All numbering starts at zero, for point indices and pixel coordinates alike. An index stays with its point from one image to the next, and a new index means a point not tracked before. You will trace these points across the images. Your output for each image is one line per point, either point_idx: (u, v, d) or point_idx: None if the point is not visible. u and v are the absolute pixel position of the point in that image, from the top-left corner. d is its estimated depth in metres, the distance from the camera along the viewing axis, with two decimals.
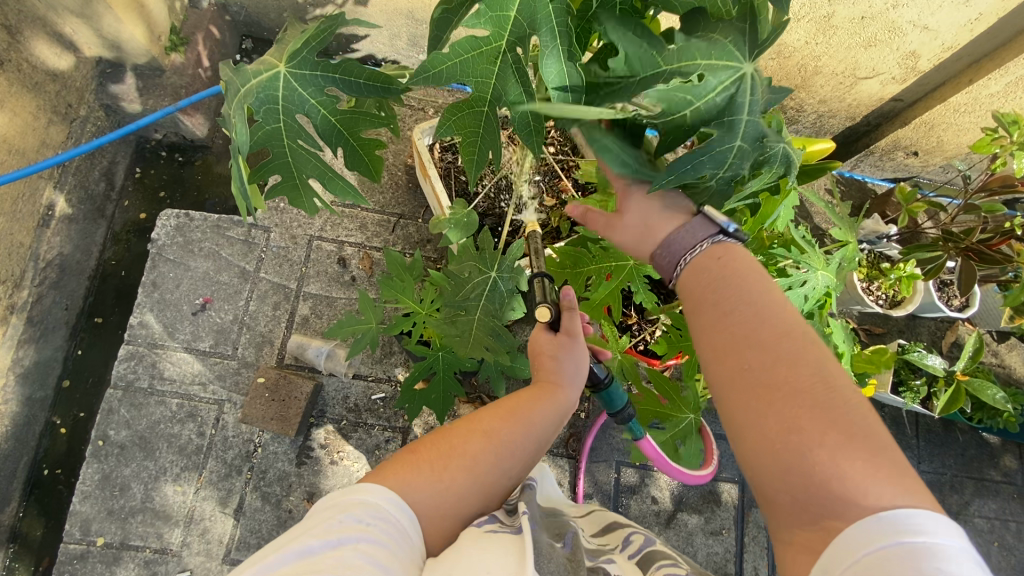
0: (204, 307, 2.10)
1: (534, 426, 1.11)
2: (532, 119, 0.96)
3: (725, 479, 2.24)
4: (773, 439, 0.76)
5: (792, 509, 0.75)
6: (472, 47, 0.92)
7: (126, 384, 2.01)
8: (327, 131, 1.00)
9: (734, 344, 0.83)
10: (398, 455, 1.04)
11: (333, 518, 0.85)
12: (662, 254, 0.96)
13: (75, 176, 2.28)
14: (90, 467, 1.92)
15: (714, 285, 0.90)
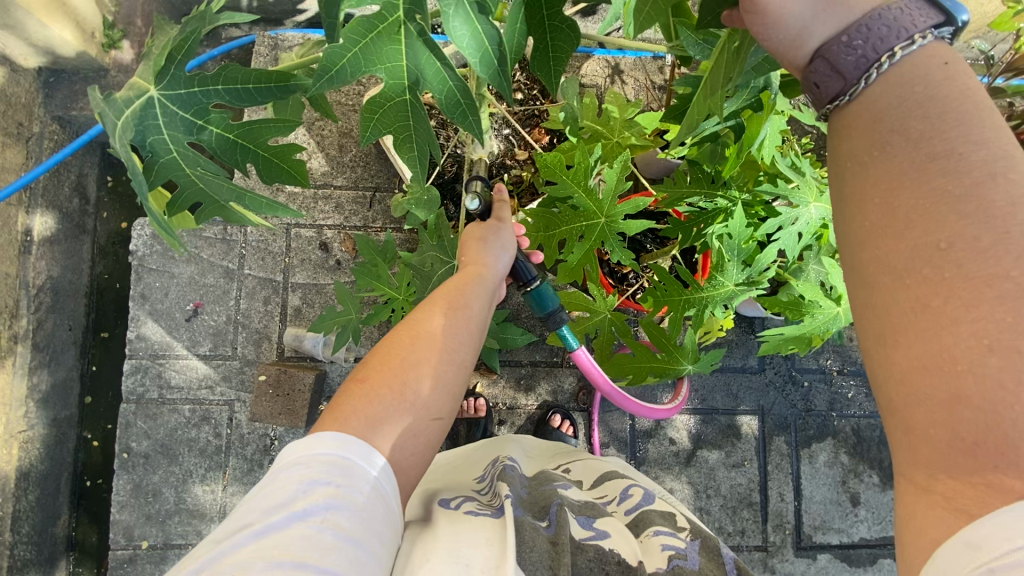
0: (196, 312, 2.09)
1: (474, 310, 1.09)
2: (459, 93, 0.79)
3: (744, 412, 2.20)
4: (947, 355, 0.54)
5: (947, 449, 0.54)
6: (369, 27, 0.75)
7: (138, 397, 2.05)
8: (227, 149, 0.92)
9: (915, 225, 0.59)
10: (343, 390, 0.94)
11: (296, 485, 0.78)
12: (844, 48, 0.66)
13: (46, 196, 2.23)
14: (121, 478, 2.01)
15: (903, 136, 0.62)
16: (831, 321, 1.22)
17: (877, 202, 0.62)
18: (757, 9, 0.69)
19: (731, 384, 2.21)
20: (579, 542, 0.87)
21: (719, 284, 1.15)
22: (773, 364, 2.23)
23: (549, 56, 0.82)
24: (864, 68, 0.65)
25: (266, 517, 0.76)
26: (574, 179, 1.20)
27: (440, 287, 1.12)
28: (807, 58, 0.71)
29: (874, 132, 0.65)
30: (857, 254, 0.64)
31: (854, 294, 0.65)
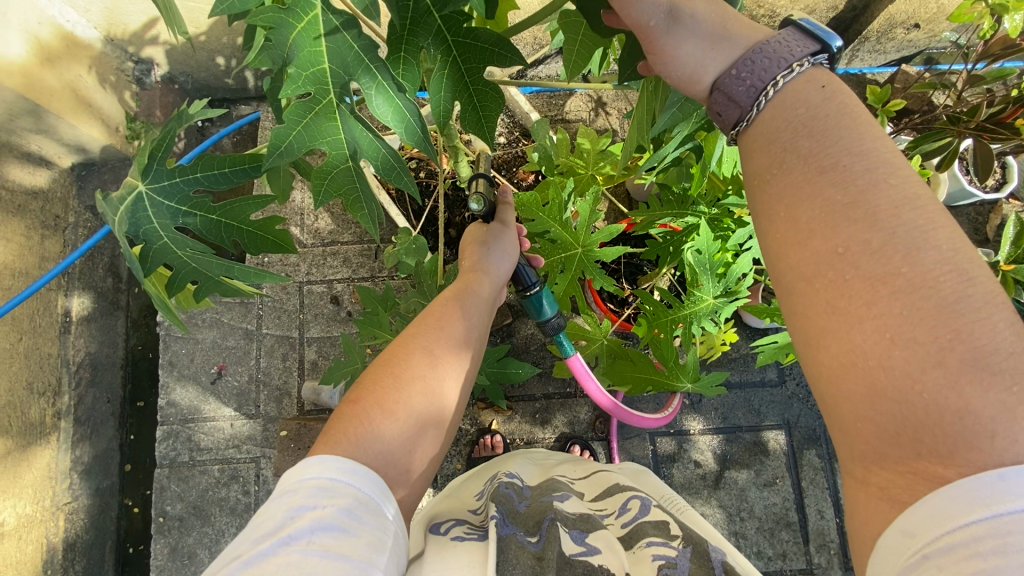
0: (220, 373, 2.19)
1: (467, 321, 1.12)
2: (393, 159, 0.94)
3: (769, 427, 2.13)
4: (858, 354, 0.64)
5: (875, 441, 0.63)
6: (307, 110, 0.87)
7: (171, 461, 2.14)
8: (213, 229, 1.01)
9: (819, 237, 0.69)
10: (340, 408, 0.93)
11: (283, 513, 0.74)
12: (736, 77, 0.80)
13: (81, 279, 2.42)
14: (158, 542, 2.08)
15: (796, 155, 0.74)
16: None
17: (786, 219, 0.73)
18: (658, 50, 0.86)
19: (751, 400, 2.15)
20: (569, 558, 0.85)
21: (699, 299, 1.16)
22: (793, 375, 2.17)
23: (477, 112, 0.87)
24: (753, 95, 0.79)
25: (253, 547, 0.71)
26: (549, 215, 1.24)
27: (432, 301, 1.14)
28: (706, 90, 0.86)
29: (773, 151, 0.77)
30: (782, 271, 0.75)
31: (785, 308, 0.75)
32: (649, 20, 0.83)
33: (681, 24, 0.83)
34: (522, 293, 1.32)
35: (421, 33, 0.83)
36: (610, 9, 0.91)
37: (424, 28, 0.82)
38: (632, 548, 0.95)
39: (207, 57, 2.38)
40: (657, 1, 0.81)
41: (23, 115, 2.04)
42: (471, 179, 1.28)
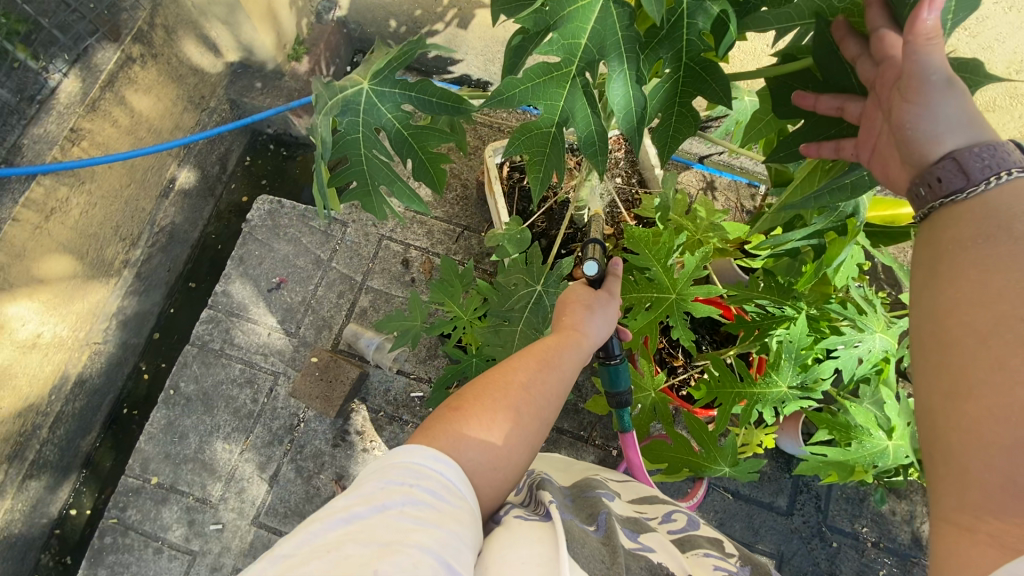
0: (278, 286, 2.28)
1: (565, 372, 1.08)
2: (597, 136, 0.99)
3: (761, 552, 2.05)
4: (1016, 409, 0.66)
5: (999, 491, 0.65)
6: (544, 73, 0.95)
7: (202, 343, 2.23)
8: (399, 142, 1.06)
9: (1007, 301, 0.72)
10: (442, 411, 0.98)
11: (375, 485, 0.79)
12: (977, 153, 0.84)
13: (197, 156, 2.60)
14: (159, 411, 2.15)
15: (1008, 235, 0.78)
16: (879, 454, 1.22)
17: (973, 280, 0.77)
18: (920, 100, 0.88)
19: (753, 518, 2.08)
20: (629, 550, 0.88)
21: (773, 383, 1.20)
22: (803, 510, 2.09)
23: (668, 134, 0.98)
24: (986, 174, 0.83)
25: (349, 508, 0.76)
26: (656, 254, 1.31)
27: (530, 346, 1.13)
28: (938, 155, 0.88)
29: (983, 225, 0.81)
30: (943, 323, 0.78)
31: (932, 356, 0.78)
32: (930, 73, 0.86)
33: (954, 91, 0.86)
34: (602, 361, 1.29)
35: (665, 46, 0.93)
36: (803, 91, 1.06)
37: (670, 42, 0.93)
38: (687, 553, 0.99)
39: (383, 17, 2.59)
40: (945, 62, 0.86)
41: (221, 4, 2.28)
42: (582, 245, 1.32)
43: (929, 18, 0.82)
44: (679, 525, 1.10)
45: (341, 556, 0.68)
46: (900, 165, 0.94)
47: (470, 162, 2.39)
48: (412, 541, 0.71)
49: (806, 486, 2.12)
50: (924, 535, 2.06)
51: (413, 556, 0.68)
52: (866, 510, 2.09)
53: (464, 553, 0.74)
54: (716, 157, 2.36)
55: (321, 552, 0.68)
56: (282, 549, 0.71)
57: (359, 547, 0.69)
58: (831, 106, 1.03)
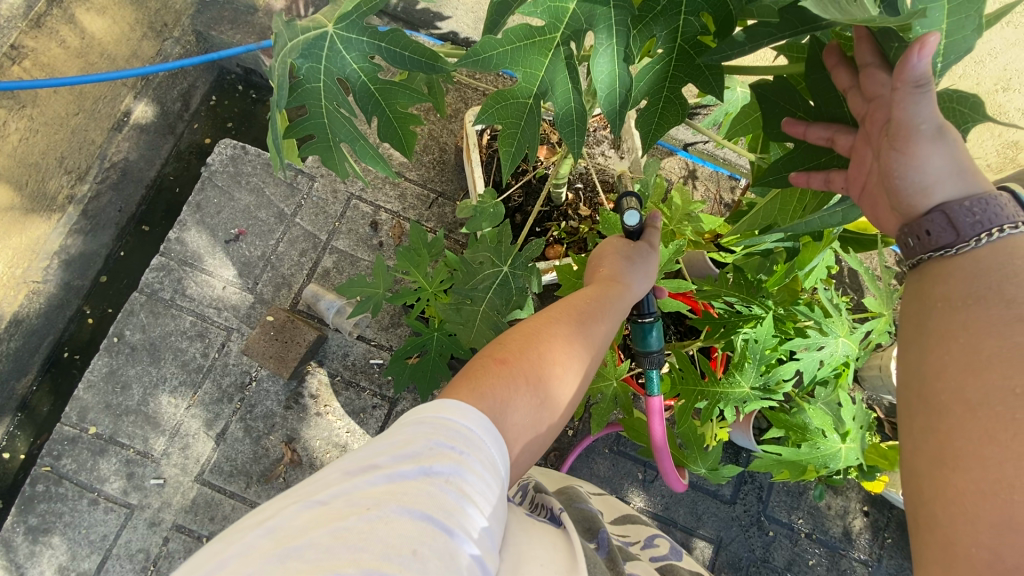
0: (236, 238, 2.17)
1: (602, 328, 1.08)
2: (576, 115, 0.93)
3: (701, 536, 2.12)
4: (1004, 486, 0.69)
5: (986, 567, 0.67)
6: (525, 36, 0.88)
7: (151, 292, 2.11)
8: (363, 97, 0.96)
9: (995, 371, 0.76)
10: (483, 363, 0.93)
11: (425, 441, 0.75)
12: (968, 209, 0.85)
13: (156, 90, 2.45)
14: (101, 359, 2.04)
15: (998, 297, 0.81)
16: (830, 456, 1.24)
17: (962, 346, 0.80)
18: (909, 151, 0.85)
19: (697, 504, 2.14)
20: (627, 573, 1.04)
21: (735, 382, 1.20)
22: (745, 500, 2.16)
23: (654, 119, 0.92)
24: (977, 230, 0.85)
25: (391, 462, 0.72)
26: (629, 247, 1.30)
27: (564, 298, 1.11)
28: (926, 208, 0.89)
29: (973, 285, 0.84)
30: (932, 387, 0.82)
31: (921, 420, 0.82)
32: (919, 122, 0.82)
33: (944, 141, 0.83)
34: (634, 317, 1.26)
35: (660, 23, 0.86)
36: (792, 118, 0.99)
37: (665, 19, 0.85)
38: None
39: None
40: (938, 111, 0.81)
41: None
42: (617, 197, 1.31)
43: (917, 64, 0.73)
44: (660, 551, 1.31)
45: (382, 518, 0.66)
46: (890, 209, 0.94)
47: (450, 125, 2.28)
48: (452, 526, 0.68)
49: (751, 477, 2.19)
50: (854, 530, 2.17)
51: (452, 544, 0.66)
52: (804, 503, 2.18)
53: (493, 543, 0.73)
54: (700, 146, 2.31)
55: (364, 509, 0.66)
56: (323, 493, 0.69)
57: (402, 513, 0.66)
58: (821, 137, 0.97)
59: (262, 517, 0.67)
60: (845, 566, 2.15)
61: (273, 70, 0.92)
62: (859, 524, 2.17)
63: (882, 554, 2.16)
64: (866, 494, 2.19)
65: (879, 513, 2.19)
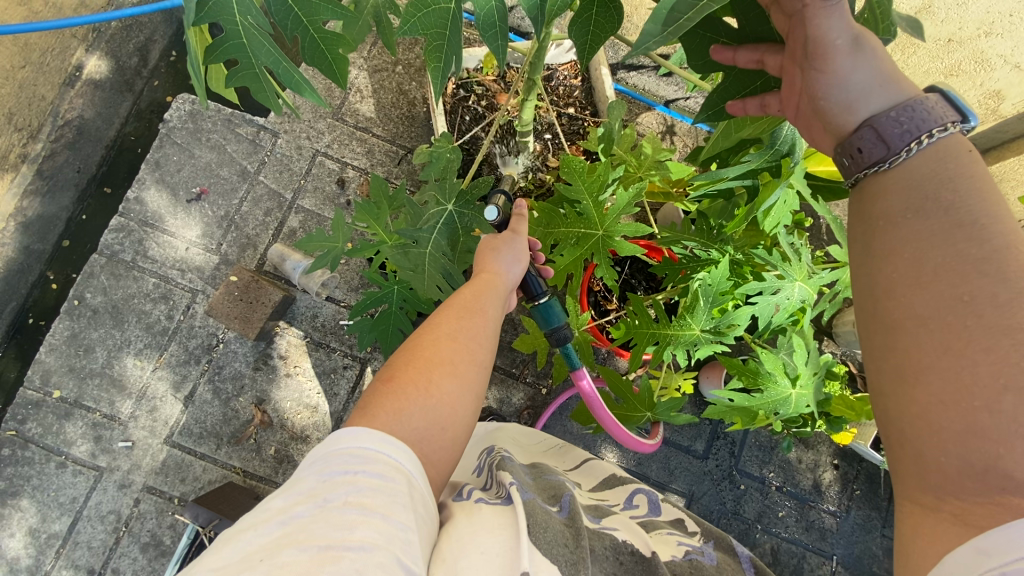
0: (198, 197, 2.10)
1: (491, 317, 1.08)
2: (498, 15, 0.80)
3: (673, 490, 2.14)
4: (966, 393, 0.67)
5: (957, 474, 0.66)
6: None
7: (111, 253, 2.04)
8: (280, 13, 0.82)
9: (941, 281, 0.73)
10: (373, 388, 0.94)
11: (315, 479, 0.77)
12: (894, 118, 0.82)
13: (109, 43, 2.36)
14: (62, 322, 1.99)
15: (936, 205, 0.78)
16: (780, 402, 1.21)
17: (908, 259, 0.77)
18: (827, 68, 0.85)
19: (669, 459, 2.16)
20: (593, 531, 1.01)
21: (686, 325, 1.16)
22: (717, 455, 2.18)
23: (586, 29, 0.85)
24: (906, 140, 0.81)
25: (285, 508, 0.74)
26: (588, 187, 1.21)
27: (450, 298, 1.09)
28: (857, 121, 0.87)
29: (912, 196, 0.80)
30: (882, 306, 0.79)
31: (877, 340, 0.79)
32: (833, 38, 0.84)
33: (862, 53, 0.84)
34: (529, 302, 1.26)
35: None
36: (720, 42, 0.93)
37: None
38: (651, 534, 1.13)
39: None
40: (846, 23, 0.83)
41: None
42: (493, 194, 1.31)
43: None
44: (640, 510, 1.28)
45: (278, 560, 0.66)
46: (823, 132, 0.92)
47: (418, 79, 2.20)
48: (354, 542, 0.69)
49: (724, 432, 2.20)
50: (824, 482, 2.20)
51: (355, 558, 0.67)
52: (775, 457, 2.20)
53: (412, 540, 0.74)
54: (682, 102, 2.23)
55: (255, 562, 0.67)
56: (212, 561, 0.69)
57: (297, 550, 0.67)
58: (751, 60, 0.94)
59: None
60: (814, 517, 2.19)
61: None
62: (829, 477, 2.21)
63: (850, 506, 2.20)
64: (836, 447, 2.22)
65: (849, 466, 2.22)
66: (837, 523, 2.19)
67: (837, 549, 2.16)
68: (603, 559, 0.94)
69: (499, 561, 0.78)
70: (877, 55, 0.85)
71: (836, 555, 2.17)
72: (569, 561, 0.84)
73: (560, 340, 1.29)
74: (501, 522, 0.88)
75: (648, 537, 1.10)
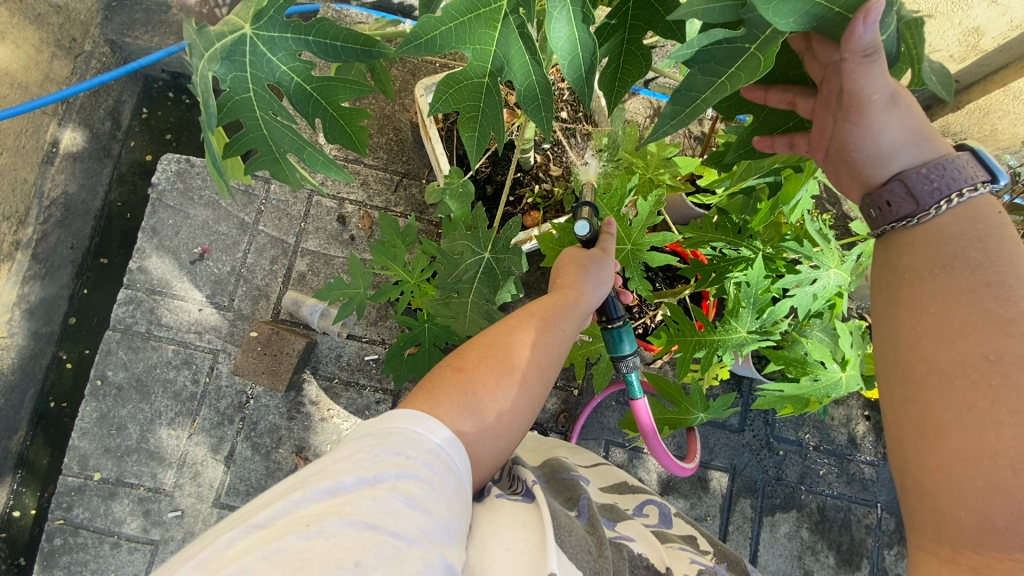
0: (201, 256, 2.07)
1: (563, 333, 1.07)
2: (539, 88, 0.90)
3: (716, 468, 2.19)
4: (990, 450, 0.70)
5: (977, 530, 0.69)
6: (469, 9, 0.85)
7: (125, 327, 2.02)
8: (301, 100, 0.98)
9: (970, 338, 0.78)
10: (439, 372, 0.95)
11: (369, 450, 0.76)
12: (927, 176, 0.91)
13: (80, 113, 2.24)
14: (89, 405, 1.98)
15: (965, 264, 0.85)
16: (831, 385, 1.28)
17: (934, 313, 0.84)
18: (864, 123, 0.92)
19: (708, 438, 2.20)
20: (612, 540, 1.00)
21: (732, 329, 1.21)
22: (753, 426, 2.22)
23: (616, 76, 0.94)
24: (936, 198, 0.90)
25: (337, 475, 0.72)
26: (608, 203, 1.25)
27: (526, 305, 1.09)
28: (888, 175, 0.96)
29: (941, 255, 0.88)
30: (908, 359, 0.85)
31: (899, 391, 0.84)
32: (872, 93, 0.87)
33: (897, 110, 0.90)
34: (603, 323, 1.27)
35: None
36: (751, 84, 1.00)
37: None
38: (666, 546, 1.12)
39: None
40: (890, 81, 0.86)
41: None
42: (578, 206, 1.20)
43: (866, 35, 0.75)
44: (650, 521, 1.26)
45: (320, 532, 0.65)
46: (853, 177, 1.02)
47: (400, 102, 2.16)
48: (399, 531, 0.68)
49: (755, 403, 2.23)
50: (859, 435, 2.25)
51: (398, 547, 0.66)
52: (808, 419, 2.25)
53: (453, 541, 0.72)
54: (661, 82, 2.22)
55: (302, 526, 0.66)
56: (260, 516, 0.68)
57: (342, 526, 0.66)
58: (782, 101, 1.00)
59: (197, 548, 0.66)
60: (854, 470, 2.24)
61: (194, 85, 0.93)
62: (863, 429, 2.26)
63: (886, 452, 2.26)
64: (865, 400, 2.27)
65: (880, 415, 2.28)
66: (876, 472, 2.24)
67: (880, 496, 2.22)
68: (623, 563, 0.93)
69: (524, 561, 0.76)
70: (911, 112, 0.92)
71: (880, 502, 2.22)
72: (592, 567, 0.84)
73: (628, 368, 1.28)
74: (529, 517, 0.85)
75: (663, 548, 1.10)
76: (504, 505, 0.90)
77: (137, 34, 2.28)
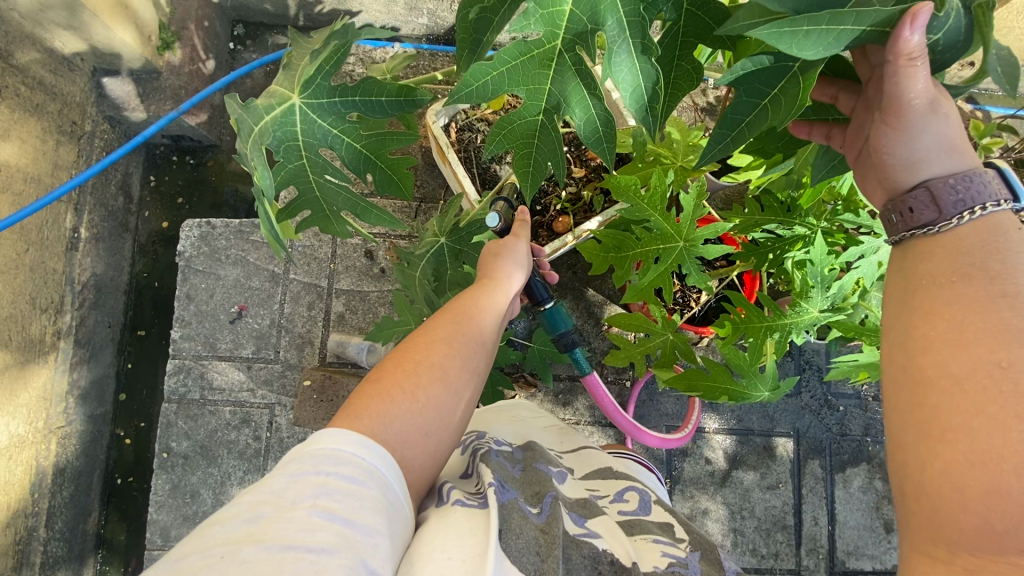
0: (240, 314, 2.09)
1: (479, 325, 1.16)
2: (600, 121, 0.93)
3: (779, 434, 2.18)
4: (994, 455, 0.68)
5: (975, 533, 0.68)
6: (522, 52, 0.90)
7: (180, 397, 2.05)
8: (353, 160, 1.01)
9: (984, 346, 0.74)
10: (361, 386, 1.01)
11: (284, 479, 0.81)
12: (952, 186, 0.85)
13: (94, 195, 2.23)
14: (159, 478, 2.01)
15: (983, 273, 0.80)
16: None
17: (945, 319, 0.79)
18: (899, 127, 0.87)
19: (767, 406, 2.19)
20: (573, 537, 0.96)
21: (803, 310, 1.25)
22: (809, 387, 2.21)
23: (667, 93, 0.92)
24: (959, 208, 0.85)
25: (252, 506, 0.77)
26: (652, 204, 1.23)
27: (443, 306, 1.18)
28: (914, 183, 0.91)
29: (956, 262, 0.83)
30: (918, 362, 0.80)
31: (905, 393, 0.80)
32: (911, 97, 0.83)
33: (935, 116, 0.85)
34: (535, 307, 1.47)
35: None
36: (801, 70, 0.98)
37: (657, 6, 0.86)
38: (636, 537, 1.08)
39: None
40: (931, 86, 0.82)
41: (58, 8, 1.82)
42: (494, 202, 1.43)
43: (913, 37, 0.74)
44: (629, 506, 1.22)
45: (237, 560, 0.70)
46: (878, 182, 0.97)
47: None
48: (314, 544, 0.73)
49: (807, 364, 2.22)
50: None
51: (314, 560, 0.71)
52: None
53: (378, 541, 0.79)
54: None
55: (217, 558, 0.70)
56: (176, 553, 0.72)
57: (258, 550, 0.71)
58: (826, 95, 0.98)
59: None
60: None
61: (249, 158, 0.98)
62: None
63: None
64: None
65: None
66: None
67: None
68: (581, 568, 0.90)
69: (463, 569, 0.79)
70: (950, 123, 0.87)
71: None
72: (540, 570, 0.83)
73: (568, 343, 1.55)
74: (479, 522, 0.88)
75: (633, 541, 1.06)
76: (454, 511, 0.92)
77: (133, 105, 2.27)
